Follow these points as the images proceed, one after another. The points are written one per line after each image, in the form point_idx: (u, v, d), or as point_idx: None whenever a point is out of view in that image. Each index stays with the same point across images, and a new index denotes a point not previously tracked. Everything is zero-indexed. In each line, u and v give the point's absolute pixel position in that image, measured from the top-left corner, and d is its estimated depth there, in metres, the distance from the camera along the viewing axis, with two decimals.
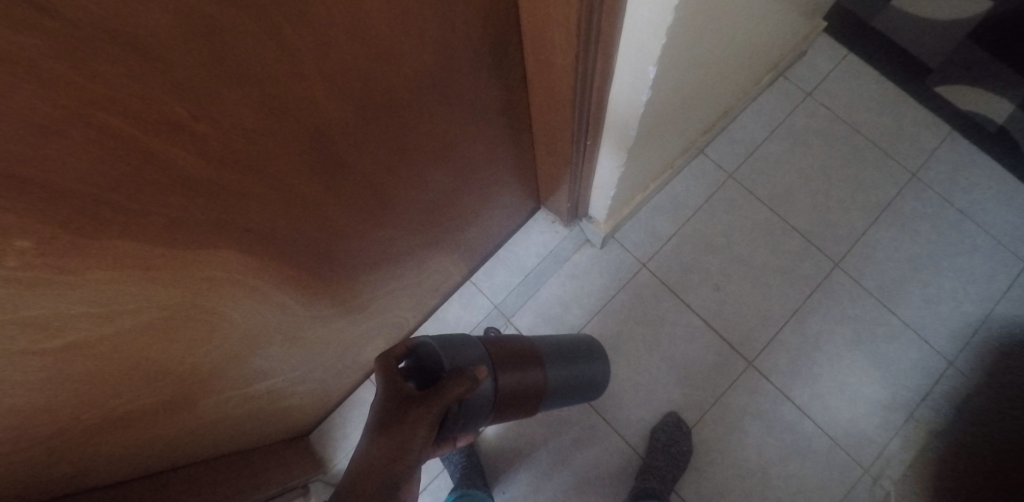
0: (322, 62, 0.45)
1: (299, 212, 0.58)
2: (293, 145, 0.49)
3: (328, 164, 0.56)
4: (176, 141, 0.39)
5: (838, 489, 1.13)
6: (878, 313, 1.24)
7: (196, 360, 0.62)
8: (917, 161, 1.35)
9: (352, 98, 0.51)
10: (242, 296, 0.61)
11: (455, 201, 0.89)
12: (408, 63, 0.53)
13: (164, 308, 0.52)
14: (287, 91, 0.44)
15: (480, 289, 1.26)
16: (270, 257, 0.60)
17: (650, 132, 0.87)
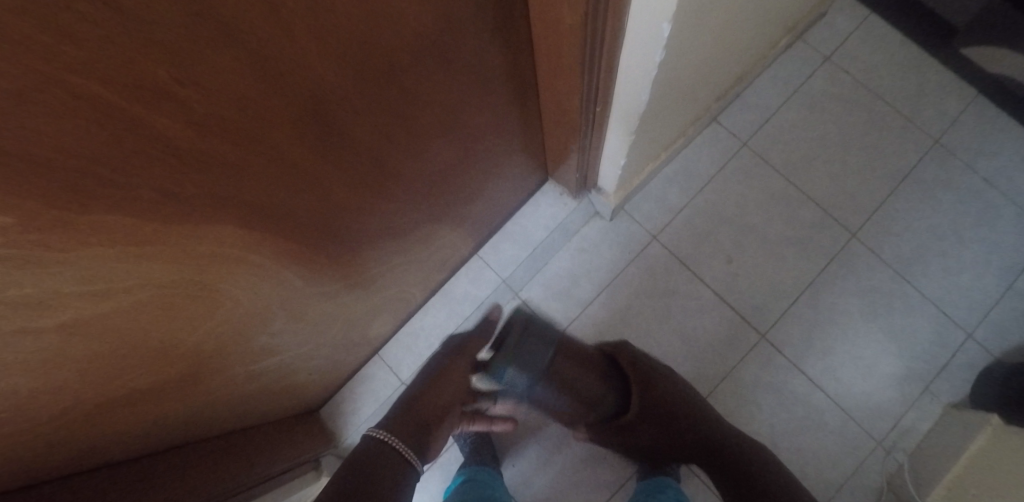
0: (314, 19, 0.41)
1: (296, 184, 0.55)
2: (287, 112, 0.46)
3: (326, 132, 0.53)
4: (164, 109, 0.36)
5: (849, 463, 1.03)
6: (922, 303, 1.09)
7: (201, 339, 0.61)
8: (969, 128, 1.18)
9: (347, 60, 0.47)
10: (239, 272, 0.59)
11: (460, 174, 0.85)
12: (403, 22, 0.49)
13: (160, 285, 0.50)
14: (278, 51, 0.40)
15: (487, 263, 1.16)
16: (268, 232, 0.57)
17: (664, 95, 0.80)
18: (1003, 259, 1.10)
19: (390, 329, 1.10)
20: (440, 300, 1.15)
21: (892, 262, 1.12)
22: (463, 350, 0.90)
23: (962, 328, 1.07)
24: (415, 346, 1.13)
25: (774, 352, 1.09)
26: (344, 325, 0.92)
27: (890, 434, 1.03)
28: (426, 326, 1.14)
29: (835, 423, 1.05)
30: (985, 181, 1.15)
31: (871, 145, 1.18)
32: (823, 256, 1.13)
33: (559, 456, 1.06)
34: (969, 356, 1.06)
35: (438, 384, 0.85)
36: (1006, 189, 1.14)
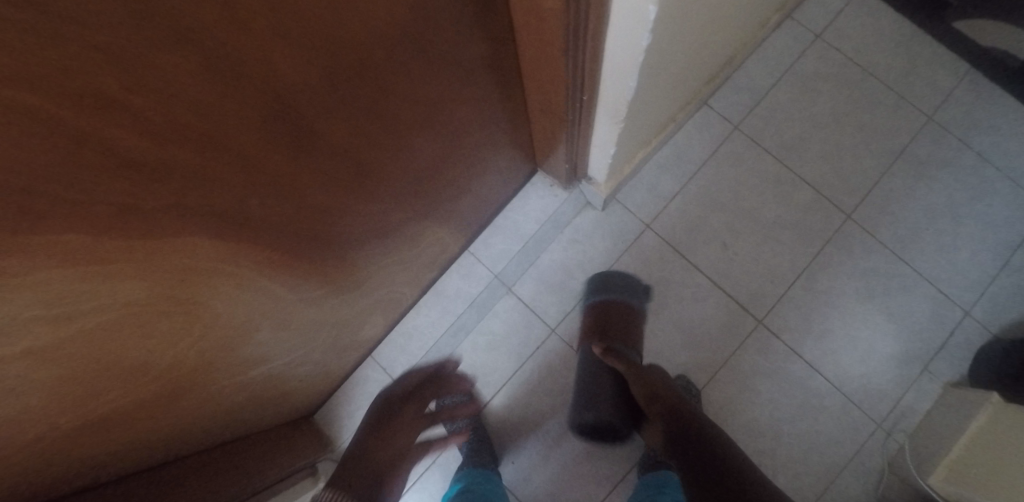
0: (272, 13, 0.38)
1: (269, 188, 0.52)
2: (251, 114, 0.43)
3: (296, 133, 0.50)
4: (116, 119, 0.33)
5: (850, 446, 1.03)
6: (919, 282, 1.08)
7: (181, 354, 0.59)
8: (963, 103, 1.16)
9: (314, 56, 0.44)
10: (217, 284, 0.56)
11: (445, 170, 0.82)
12: (373, 13, 0.46)
13: (129, 302, 0.47)
14: (236, 49, 0.37)
15: (479, 259, 1.13)
16: (244, 240, 0.55)
17: (653, 79, 0.77)
18: (999, 235, 1.09)
19: (383, 329, 1.08)
20: (433, 298, 1.13)
21: (888, 242, 1.11)
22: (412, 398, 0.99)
23: (960, 306, 1.07)
24: (409, 346, 1.11)
25: (773, 337, 1.08)
26: (334, 329, 0.90)
27: (890, 415, 1.03)
28: (419, 325, 1.12)
29: (835, 407, 1.04)
30: (980, 157, 1.13)
31: (864, 124, 1.16)
32: (819, 238, 1.11)
33: (559, 451, 1.05)
34: (968, 334, 1.05)
35: (388, 434, 0.87)
36: (1000, 163, 1.12)
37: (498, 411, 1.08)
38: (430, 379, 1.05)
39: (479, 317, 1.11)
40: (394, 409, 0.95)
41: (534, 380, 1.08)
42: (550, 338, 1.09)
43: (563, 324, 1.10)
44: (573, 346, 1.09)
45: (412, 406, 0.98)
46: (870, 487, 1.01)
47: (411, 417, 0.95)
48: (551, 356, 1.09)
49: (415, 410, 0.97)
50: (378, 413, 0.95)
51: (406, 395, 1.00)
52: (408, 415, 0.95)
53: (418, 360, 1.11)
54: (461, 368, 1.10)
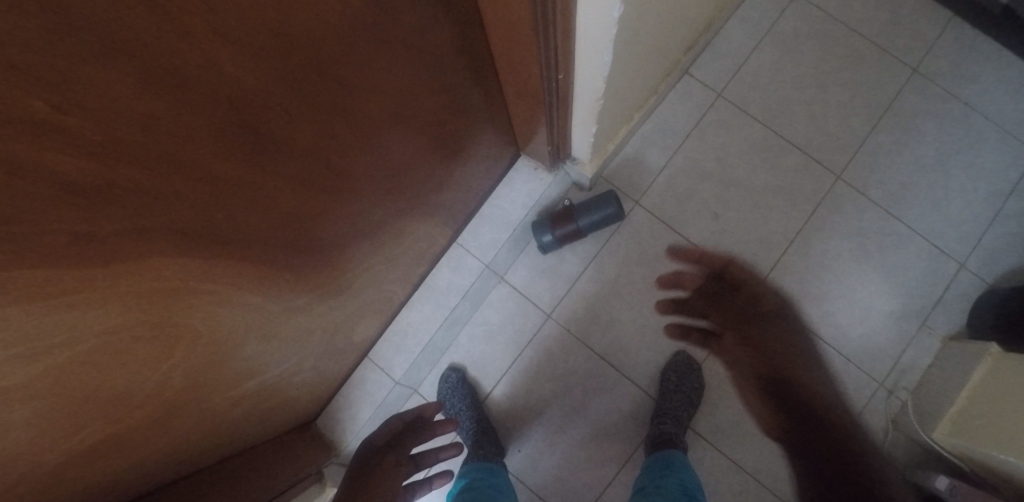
0: (210, 10, 0.35)
1: (235, 199, 0.49)
2: (202, 121, 0.40)
3: (256, 138, 0.47)
4: (61, 145, 0.30)
5: (853, 407, 1.03)
6: (913, 239, 1.07)
7: (165, 377, 0.57)
8: (948, 52, 1.13)
9: (261, 54, 0.41)
10: (191, 302, 0.54)
11: (422, 164, 0.79)
12: (323, 4, 0.43)
13: (102, 330, 0.45)
14: (174, 54, 0.34)
15: (468, 250, 1.11)
16: (214, 255, 0.52)
17: (629, 51, 0.74)
18: (990, 184, 1.08)
19: (377, 330, 1.07)
20: (425, 294, 1.11)
21: (880, 200, 1.09)
22: (395, 445, 0.87)
23: (955, 259, 1.06)
24: (405, 343, 1.10)
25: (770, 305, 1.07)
26: (325, 335, 0.88)
27: (892, 374, 1.03)
28: (413, 322, 1.10)
29: (837, 369, 1.04)
30: (967, 106, 1.11)
31: (850, 81, 1.14)
32: (811, 201, 1.10)
33: (565, 435, 1.05)
34: (964, 286, 1.05)
35: (378, 472, 0.79)
36: (988, 111, 1.11)
37: (500, 401, 1.08)
38: (405, 425, 0.93)
39: (474, 308, 1.10)
40: (377, 458, 0.83)
41: (534, 367, 1.07)
42: (547, 324, 1.08)
43: (559, 309, 1.08)
44: (570, 330, 1.08)
45: (393, 455, 0.85)
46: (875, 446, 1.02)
47: (393, 465, 0.82)
48: (549, 342, 1.08)
49: (395, 457, 0.84)
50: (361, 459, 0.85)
51: (387, 442, 0.89)
52: (390, 461, 0.82)
53: (416, 357, 1.10)
54: (460, 361, 1.09)
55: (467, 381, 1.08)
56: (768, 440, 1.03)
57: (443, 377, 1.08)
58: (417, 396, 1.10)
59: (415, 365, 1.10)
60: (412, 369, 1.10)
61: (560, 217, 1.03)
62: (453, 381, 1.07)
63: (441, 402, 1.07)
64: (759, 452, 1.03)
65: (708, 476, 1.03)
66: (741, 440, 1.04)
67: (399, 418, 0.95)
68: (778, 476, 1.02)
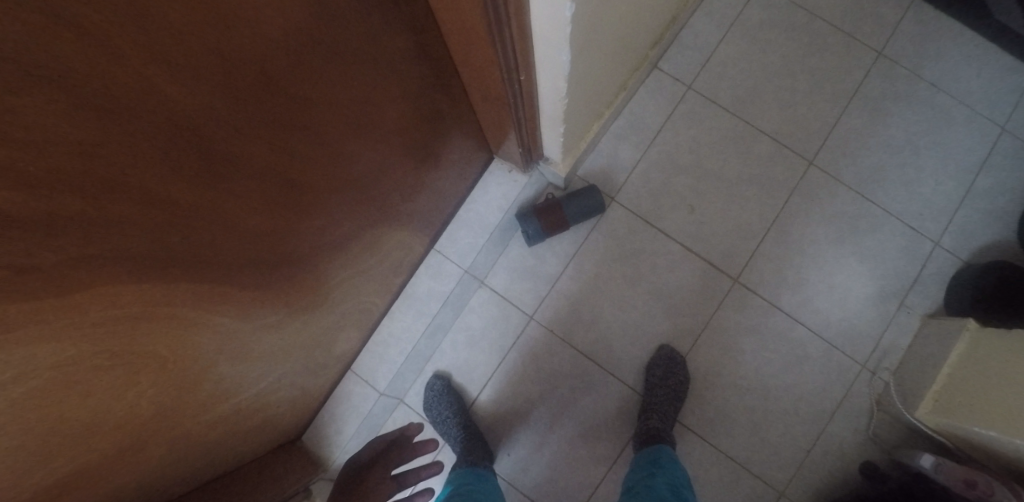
0: (140, 25, 0.32)
1: (196, 223, 0.48)
2: (145, 141, 0.38)
3: (208, 157, 0.45)
4: (9, 186, 0.29)
5: (838, 389, 1.04)
6: (887, 221, 1.08)
7: (129, 406, 0.55)
8: (911, 35, 1.15)
9: (202, 70, 0.39)
10: (153, 329, 0.51)
11: (389, 173, 0.78)
12: (269, 23, 0.43)
13: (64, 364, 0.43)
14: (104, 74, 0.32)
15: (447, 256, 1.10)
16: (175, 279, 0.50)
17: (590, 50, 0.72)
18: (961, 163, 1.09)
19: (358, 342, 1.05)
20: (405, 302, 1.10)
21: (853, 183, 1.10)
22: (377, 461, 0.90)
23: (929, 238, 1.07)
24: (387, 354, 1.09)
25: (750, 293, 1.07)
26: (303, 351, 0.87)
27: (874, 355, 1.04)
28: (395, 332, 1.09)
29: (819, 354, 1.05)
30: (934, 86, 1.12)
31: (817, 67, 1.15)
32: (785, 189, 1.10)
33: (553, 436, 1.04)
34: (940, 264, 1.06)
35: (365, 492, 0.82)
36: (954, 90, 1.12)
37: (487, 406, 1.07)
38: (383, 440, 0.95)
39: (455, 315, 1.09)
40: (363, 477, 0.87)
41: (519, 369, 1.07)
42: (530, 326, 1.08)
43: (541, 310, 1.08)
44: (554, 330, 1.07)
45: (377, 470, 0.87)
46: (861, 428, 1.02)
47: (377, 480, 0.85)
48: (532, 343, 1.07)
49: (380, 472, 0.87)
50: (348, 480, 0.89)
51: (369, 460, 0.92)
52: (375, 477, 0.85)
53: (399, 367, 1.09)
54: (445, 368, 1.08)
55: (453, 388, 1.07)
56: (756, 428, 1.03)
57: (428, 385, 1.07)
58: (404, 406, 1.09)
59: (399, 375, 1.09)
60: (396, 379, 1.09)
61: (544, 209, 1.04)
62: (438, 389, 1.06)
63: (426, 410, 1.06)
64: (746, 440, 1.03)
65: (698, 467, 1.03)
66: (729, 430, 1.04)
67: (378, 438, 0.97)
68: (767, 464, 1.02)
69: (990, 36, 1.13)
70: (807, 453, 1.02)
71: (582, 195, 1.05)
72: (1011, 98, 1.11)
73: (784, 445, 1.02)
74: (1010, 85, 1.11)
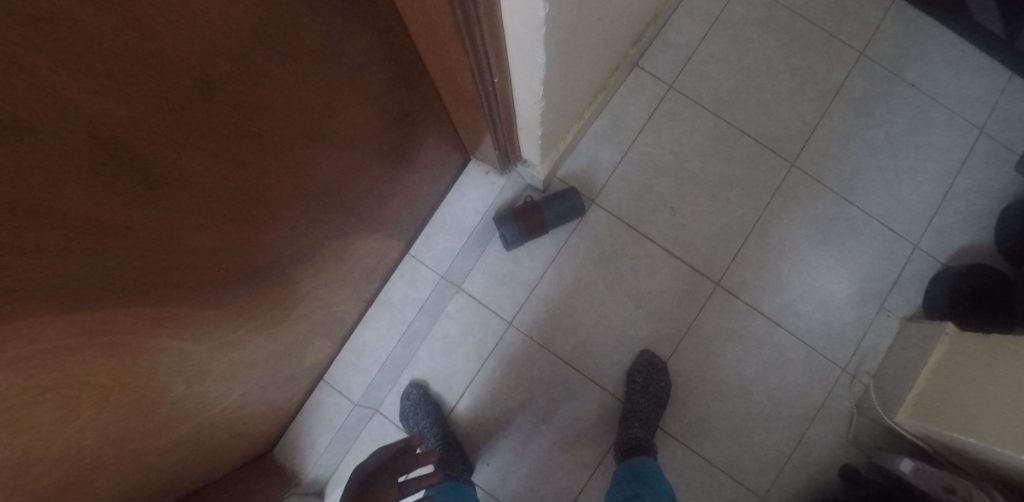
0: (64, 30, 0.27)
1: (143, 245, 0.43)
2: (73, 162, 0.32)
3: (148, 176, 0.39)
4: None
5: (818, 393, 1.03)
6: (867, 223, 1.08)
7: (72, 447, 0.48)
8: (892, 35, 1.14)
9: (137, 80, 0.34)
10: (93, 363, 0.45)
11: (354, 180, 0.74)
12: (218, 29, 0.39)
13: (16, 405, 0.38)
14: (26, 92, 0.27)
15: (422, 261, 1.07)
16: (113, 306, 0.44)
17: (567, 50, 0.69)
18: (940, 164, 1.09)
19: (331, 352, 1.01)
20: (379, 309, 1.06)
21: (834, 185, 1.09)
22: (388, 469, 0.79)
23: (909, 240, 1.07)
24: (361, 364, 1.05)
25: (732, 297, 1.06)
26: (271, 363, 0.82)
27: (854, 358, 1.04)
28: (369, 340, 1.05)
29: (800, 358, 1.04)
30: (914, 87, 1.12)
31: (798, 67, 1.13)
32: (767, 191, 1.09)
33: (533, 444, 1.02)
34: (919, 266, 1.06)
35: None
36: (934, 91, 1.12)
37: (465, 415, 1.04)
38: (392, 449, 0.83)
39: (432, 321, 1.06)
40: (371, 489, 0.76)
41: (498, 377, 1.04)
42: (510, 333, 1.05)
43: (520, 316, 1.05)
44: (533, 337, 1.05)
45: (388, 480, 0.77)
46: (842, 431, 1.02)
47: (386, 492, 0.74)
48: (511, 351, 1.04)
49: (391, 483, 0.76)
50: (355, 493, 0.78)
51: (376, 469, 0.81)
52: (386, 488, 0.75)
53: (374, 376, 1.05)
54: (422, 376, 1.05)
55: (430, 396, 1.04)
56: (737, 432, 1.02)
57: (404, 394, 1.04)
58: (379, 416, 1.05)
59: (373, 384, 1.05)
60: (371, 388, 1.05)
61: (522, 212, 1.01)
62: (415, 398, 1.03)
63: (403, 420, 1.03)
64: (728, 445, 1.02)
65: (679, 474, 1.02)
66: (711, 435, 1.03)
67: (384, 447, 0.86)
68: (750, 469, 1.01)
69: (969, 37, 1.12)
70: (787, 457, 1.01)
71: (561, 198, 1.02)
72: (989, 100, 1.11)
73: (766, 449, 1.02)
74: (989, 86, 1.11)
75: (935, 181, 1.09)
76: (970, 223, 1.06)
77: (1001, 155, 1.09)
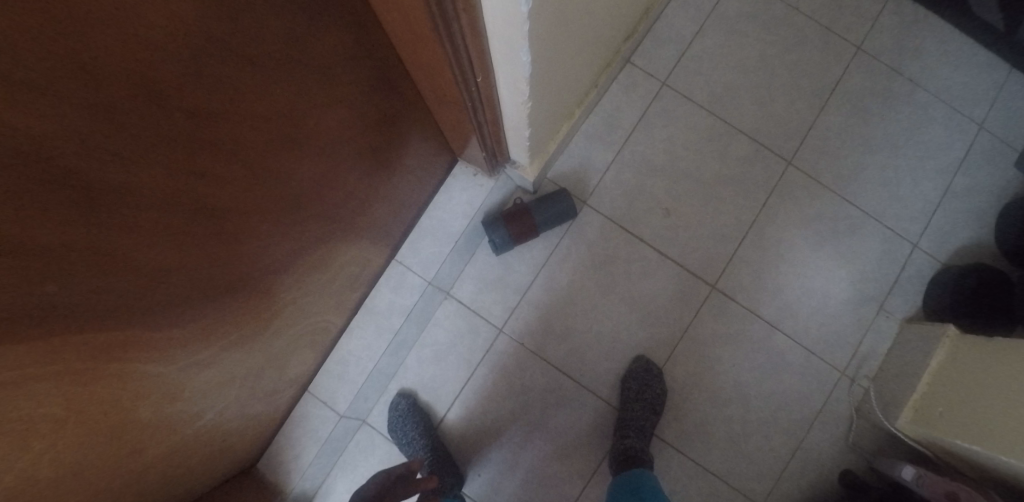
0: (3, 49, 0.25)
1: (98, 266, 0.41)
2: (18, 190, 0.30)
3: (96, 192, 0.36)
4: None
5: (817, 398, 1.01)
6: (866, 223, 1.05)
7: (31, 481, 0.45)
8: (890, 29, 1.11)
9: (74, 90, 0.30)
10: (49, 393, 0.42)
11: (333, 186, 0.71)
12: (173, 35, 0.36)
13: None
14: None
15: (409, 267, 1.03)
16: (67, 332, 0.41)
17: (555, 47, 0.65)
18: (939, 161, 1.07)
19: (315, 362, 0.98)
20: (365, 317, 1.03)
21: (831, 184, 1.07)
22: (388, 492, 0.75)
23: (908, 239, 1.04)
24: (347, 374, 1.02)
25: (728, 300, 1.03)
26: (250, 378, 0.79)
27: (853, 361, 1.02)
28: (355, 350, 1.02)
29: (798, 362, 1.02)
30: (913, 83, 1.09)
31: (794, 63, 1.10)
32: (763, 191, 1.06)
33: (525, 454, 0.99)
34: (919, 267, 1.03)
35: None
36: (933, 86, 1.09)
37: (456, 425, 1.01)
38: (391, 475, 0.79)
39: (419, 329, 1.02)
40: None
41: (489, 386, 1.01)
42: (500, 339, 1.02)
43: (511, 322, 1.02)
44: (525, 344, 1.02)
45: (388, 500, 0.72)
46: (841, 436, 1.00)
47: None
48: (502, 358, 1.01)
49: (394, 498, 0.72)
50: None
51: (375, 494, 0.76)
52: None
53: (361, 386, 1.02)
54: (410, 385, 1.02)
55: (419, 406, 1.01)
56: (734, 439, 1.00)
57: (392, 404, 1.00)
58: (367, 427, 1.02)
59: (360, 395, 1.02)
60: (357, 399, 1.02)
61: (511, 215, 0.97)
62: (403, 409, 0.99)
63: (391, 431, 0.99)
64: (725, 452, 1.00)
65: (676, 482, 0.99)
66: (707, 442, 1.00)
67: (382, 474, 0.82)
68: (747, 476, 0.99)
69: (968, 31, 1.10)
70: (786, 464, 0.99)
71: (552, 200, 0.99)
72: (989, 95, 1.08)
73: (764, 456, 0.99)
74: (988, 81, 1.09)
75: (934, 179, 1.06)
76: (969, 221, 1.04)
77: (999, 151, 1.07)
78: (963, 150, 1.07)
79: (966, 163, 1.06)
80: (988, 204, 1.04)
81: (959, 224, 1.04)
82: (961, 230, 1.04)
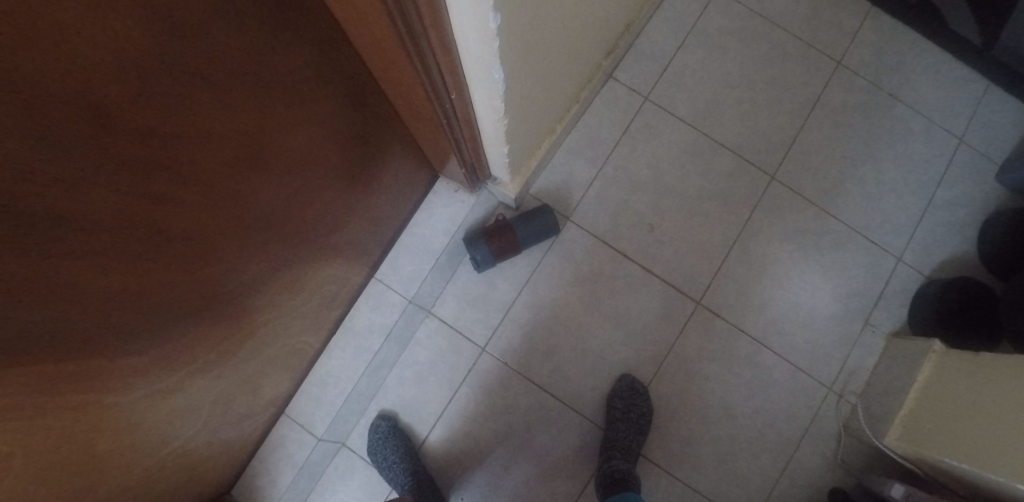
0: None
1: (49, 298, 0.38)
2: None
3: (47, 223, 0.34)
4: None
5: (805, 415, 0.99)
6: (850, 238, 1.05)
7: None
8: (869, 44, 1.12)
9: (6, 114, 0.28)
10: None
11: (304, 206, 0.69)
12: (129, 59, 0.35)
13: None
14: None
15: (389, 285, 1.02)
16: (17, 369, 0.38)
17: (531, 65, 0.64)
18: (920, 176, 1.07)
19: (292, 383, 0.95)
20: (344, 338, 1.00)
21: (815, 198, 1.06)
22: None
23: (892, 253, 1.04)
24: (326, 395, 0.99)
25: (714, 316, 1.02)
26: (221, 402, 0.76)
27: (840, 377, 1.01)
28: (334, 370, 1.00)
29: (785, 378, 1.01)
30: (893, 98, 1.10)
31: (776, 78, 1.11)
32: (746, 206, 1.06)
33: (510, 477, 0.97)
34: (903, 281, 1.03)
35: None
36: (913, 100, 1.10)
37: (438, 447, 0.98)
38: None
39: (400, 349, 1.00)
40: None
41: (471, 407, 0.99)
42: (483, 359, 1.00)
43: (494, 341, 1.00)
44: (508, 363, 1.00)
45: None
46: (830, 453, 0.98)
47: None
48: (485, 378, 0.99)
49: None
50: None
51: None
52: None
53: (339, 408, 0.99)
54: (391, 406, 0.99)
55: (399, 428, 0.98)
56: (722, 458, 0.98)
57: (372, 426, 0.97)
58: (346, 450, 0.99)
59: (339, 417, 0.99)
60: (336, 422, 0.99)
61: (493, 232, 0.96)
62: (383, 431, 0.96)
63: (371, 454, 0.96)
64: (714, 472, 0.98)
65: None
66: (696, 461, 0.98)
67: None
68: (736, 495, 0.97)
69: (946, 46, 1.11)
70: (775, 483, 0.97)
71: (535, 215, 0.97)
72: (968, 109, 1.09)
73: (752, 475, 0.98)
74: (966, 95, 1.10)
75: (916, 193, 1.06)
76: (953, 234, 1.04)
77: (979, 165, 1.07)
78: (944, 164, 1.07)
79: (947, 177, 1.07)
80: (970, 217, 1.05)
81: (942, 235, 1.04)
82: (944, 240, 1.04)
